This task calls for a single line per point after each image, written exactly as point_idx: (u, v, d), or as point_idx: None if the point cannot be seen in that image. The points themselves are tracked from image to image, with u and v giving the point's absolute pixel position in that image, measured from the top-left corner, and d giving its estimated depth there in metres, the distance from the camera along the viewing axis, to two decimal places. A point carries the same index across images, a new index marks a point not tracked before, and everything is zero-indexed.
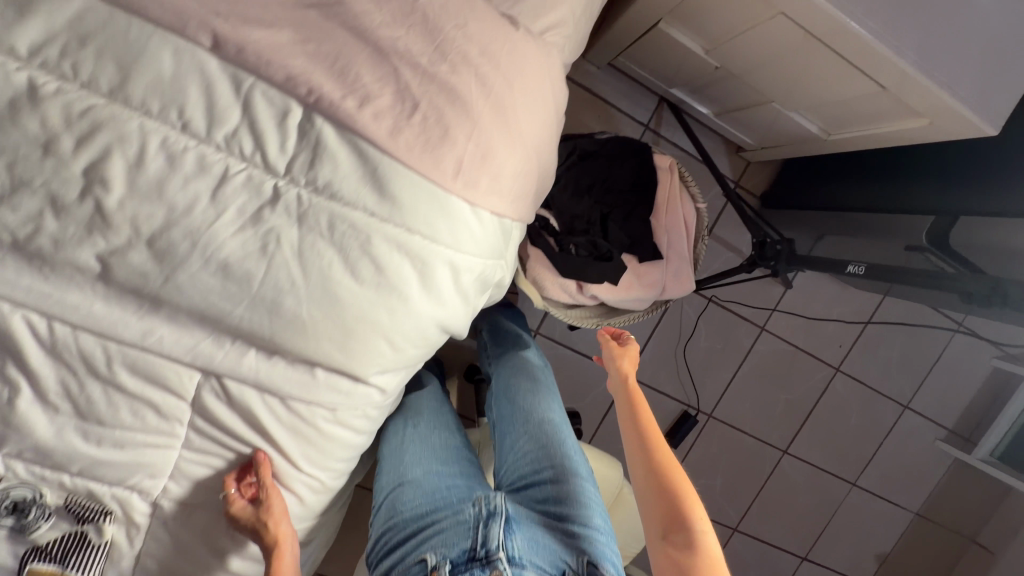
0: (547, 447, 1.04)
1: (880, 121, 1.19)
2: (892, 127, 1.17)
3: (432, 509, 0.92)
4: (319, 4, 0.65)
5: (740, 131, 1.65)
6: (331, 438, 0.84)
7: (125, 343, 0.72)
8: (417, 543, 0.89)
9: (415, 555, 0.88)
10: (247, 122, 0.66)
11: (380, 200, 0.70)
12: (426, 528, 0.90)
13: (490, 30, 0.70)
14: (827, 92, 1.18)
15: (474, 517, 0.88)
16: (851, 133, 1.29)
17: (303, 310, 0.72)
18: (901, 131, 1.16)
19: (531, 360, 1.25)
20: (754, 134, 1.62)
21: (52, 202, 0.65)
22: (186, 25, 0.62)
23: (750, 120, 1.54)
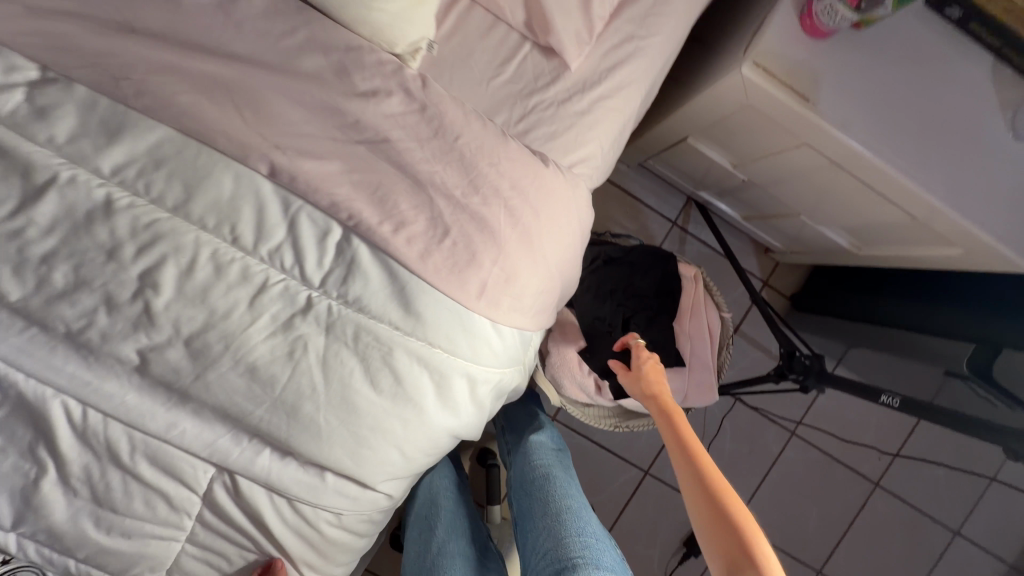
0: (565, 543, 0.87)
1: (910, 244, 1.18)
2: (924, 252, 1.16)
3: None
4: (367, 140, 0.71)
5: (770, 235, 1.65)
6: (334, 541, 0.83)
7: (150, 434, 0.75)
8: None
9: None
10: (290, 239, 0.72)
11: (404, 315, 0.73)
12: None
13: (521, 165, 0.75)
14: (855, 214, 1.19)
15: None
16: (880, 251, 1.28)
17: (320, 415, 0.74)
18: (933, 257, 1.15)
19: (546, 447, 1.11)
20: (783, 240, 1.62)
21: (108, 301, 0.71)
22: (249, 157, 0.69)
23: (778, 227, 1.55)
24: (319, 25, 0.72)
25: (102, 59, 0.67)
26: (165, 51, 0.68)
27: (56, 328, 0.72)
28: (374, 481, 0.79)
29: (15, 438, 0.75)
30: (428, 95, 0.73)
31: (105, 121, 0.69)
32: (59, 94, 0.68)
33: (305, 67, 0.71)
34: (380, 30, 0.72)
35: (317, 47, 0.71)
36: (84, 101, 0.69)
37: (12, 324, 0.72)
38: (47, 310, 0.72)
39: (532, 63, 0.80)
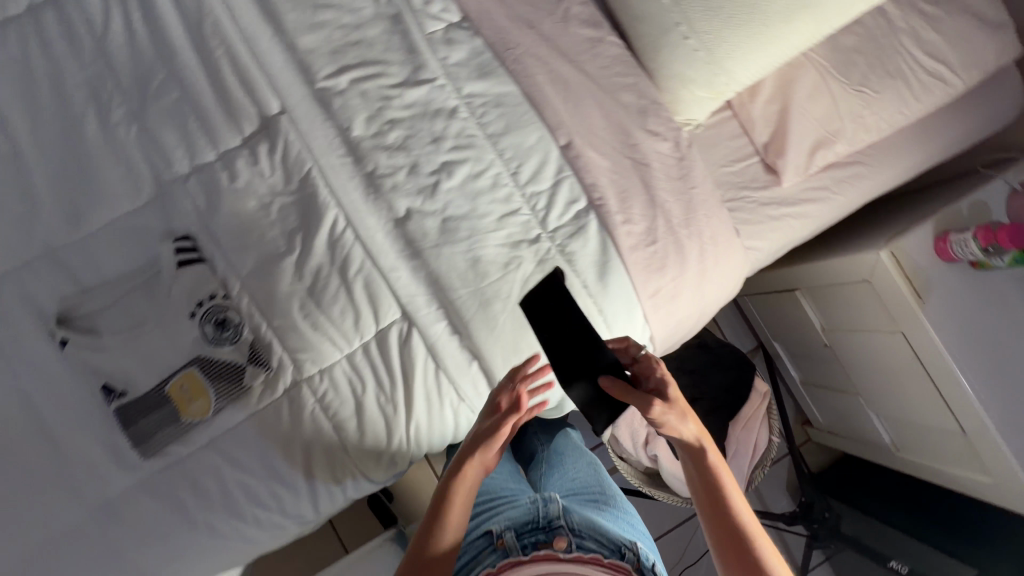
0: (598, 486, 1.09)
1: (946, 463, 1.36)
2: (957, 474, 1.33)
3: (494, 504, 1.02)
4: (635, 158, 0.98)
5: (820, 409, 1.84)
6: (443, 422, 0.99)
7: (376, 266, 0.97)
8: (484, 520, 0.98)
9: (478, 533, 0.94)
10: (549, 192, 0.98)
11: (596, 281, 0.96)
12: (488, 515, 0.99)
13: (722, 226, 1.00)
14: (910, 416, 1.39)
15: (532, 504, 0.93)
16: (916, 458, 1.46)
17: (501, 317, 0.96)
18: (963, 481, 1.32)
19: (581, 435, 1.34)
20: (828, 415, 1.80)
21: (412, 167, 0.97)
22: (556, 130, 0.98)
23: (830, 401, 1.74)
24: (643, 76, 1.00)
25: (503, 34, 1.00)
26: (541, 47, 1.00)
27: (367, 166, 0.98)
28: None
29: (286, 220, 0.97)
30: (687, 152, 0.99)
31: (482, 65, 0.99)
32: (465, 37, 1.00)
33: (620, 97, 0.99)
34: (675, 99, 0.99)
35: (633, 87, 1.00)
36: (476, 48, 1.00)
37: (340, 149, 0.98)
38: (370, 152, 0.98)
39: (752, 171, 1.05)
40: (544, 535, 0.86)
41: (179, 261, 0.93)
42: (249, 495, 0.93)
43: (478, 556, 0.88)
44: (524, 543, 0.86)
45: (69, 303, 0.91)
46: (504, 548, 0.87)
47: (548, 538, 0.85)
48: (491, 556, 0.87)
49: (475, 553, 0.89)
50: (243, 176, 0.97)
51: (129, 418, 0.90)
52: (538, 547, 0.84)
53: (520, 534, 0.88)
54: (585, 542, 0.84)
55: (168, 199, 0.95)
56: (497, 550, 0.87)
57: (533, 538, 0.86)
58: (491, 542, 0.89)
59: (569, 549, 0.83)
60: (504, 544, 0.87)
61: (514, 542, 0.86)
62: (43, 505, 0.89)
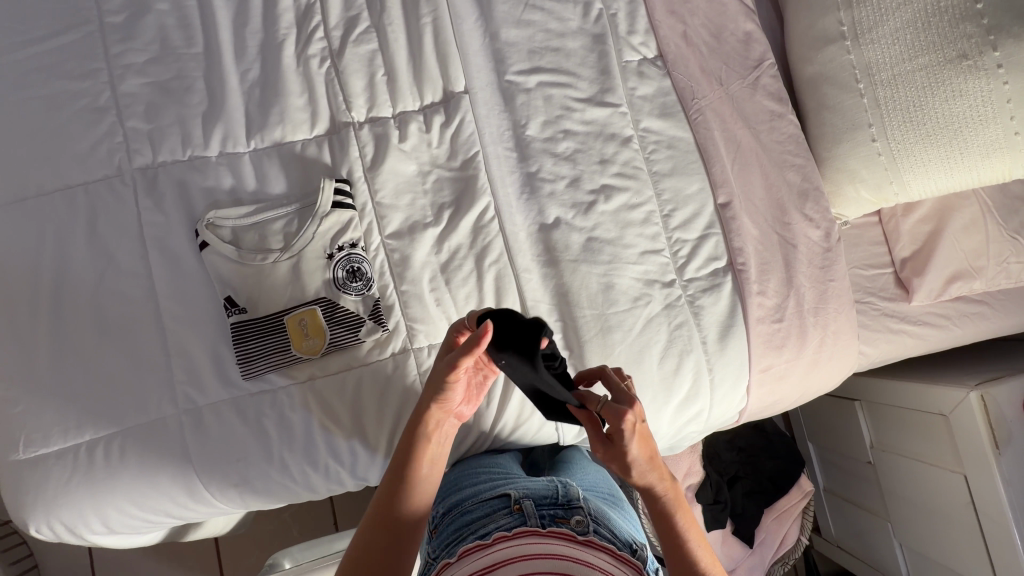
0: (608, 488, 1.03)
1: None
2: None
3: (509, 474, 0.95)
4: (784, 236, 1.00)
5: (833, 518, 1.74)
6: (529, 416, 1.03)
7: (512, 263, 0.97)
8: (498, 485, 0.90)
9: (491, 495, 0.87)
10: (695, 243, 0.99)
11: (716, 341, 0.97)
12: (503, 481, 0.92)
13: (847, 324, 1.01)
14: (941, 556, 1.36)
15: (551, 485, 0.87)
16: None
17: (618, 347, 0.95)
18: None
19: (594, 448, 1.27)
20: (839, 529, 1.73)
21: (573, 181, 0.99)
22: (719, 186, 1.00)
23: (847, 516, 1.68)
24: (812, 161, 1.02)
25: (693, 83, 1.03)
26: (724, 105, 1.03)
27: (530, 166, 0.99)
28: None
29: (439, 192, 0.98)
30: (834, 244, 1.01)
31: (665, 106, 1.02)
32: (656, 75, 1.03)
33: (785, 173, 1.02)
34: (837, 191, 1.02)
35: (800, 169, 1.02)
36: (663, 88, 1.03)
37: (509, 142, 1.00)
38: (536, 154, 1.00)
39: (883, 281, 1.07)
40: (562, 512, 0.79)
41: (333, 202, 0.92)
42: (329, 444, 0.93)
43: (491, 514, 0.81)
44: (542, 513, 0.78)
45: (219, 213, 0.91)
46: (521, 511, 0.78)
47: (567, 515, 0.78)
48: (505, 517, 0.79)
49: (489, 511, 0.82)
50: (413, 138, 0.98)
51: (243, 336, 0.90)
52: (555, 521, 0.76)
53: (539, 505, 0.81)
54: (600, 530, 0.78)
55: (338, 141, 0.97)
56: (512, 513, 0.79)
57: (551, 511, 0.79)
58: (507, 505, 0.82)
59: (585, 529, 0.75)
60: (522, 509, 0.79)
61: (533, 510, 0.78)
62: (138, 393, 0.89)
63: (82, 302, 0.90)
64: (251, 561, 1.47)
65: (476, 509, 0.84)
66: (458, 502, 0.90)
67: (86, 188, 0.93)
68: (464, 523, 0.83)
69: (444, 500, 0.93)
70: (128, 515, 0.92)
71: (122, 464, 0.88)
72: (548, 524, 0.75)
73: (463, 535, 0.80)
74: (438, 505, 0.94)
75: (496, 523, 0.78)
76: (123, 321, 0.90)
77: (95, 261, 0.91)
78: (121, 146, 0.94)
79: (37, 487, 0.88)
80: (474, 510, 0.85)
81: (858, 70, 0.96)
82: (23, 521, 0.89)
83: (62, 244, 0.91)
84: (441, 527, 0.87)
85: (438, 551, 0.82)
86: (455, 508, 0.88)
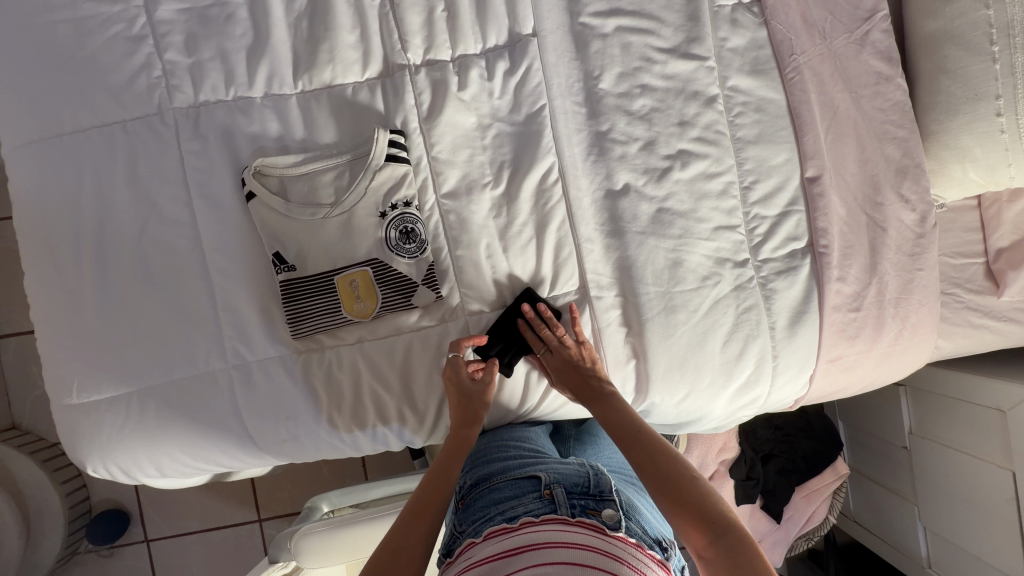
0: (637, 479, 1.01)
1: None
2: None
3: (541, 454, 0.93)
4: (873, 218, 0.91)
5: (854, 494, 1.73)
6: None
7: (573, 232, 0.90)
8: (528, 463, 0.89)
9: (522, 474, 0.85)
10: (775, 220, 0.91)
11: (785, 327, 0.92)
12: (533, 460, 0.90)
13: (928, 317, 0.94)
14: (968, 543, 1.34)
15: (582, 473, 0.85)
16: None
17: (682, 328, 0.90)
18: None
19: None
20: (859, 505, 1.72)
21: (648, 144, 0.90)
22: (809, 158, 0.90)
23: (869, 495, 1.67)
24: (917, 134, 0.91)
25: (793, 35, 0.90)
26: (826, 63, 0.91)
27: (601, 125, 0.90)
28: (650, 397, 0.94)
29: (499, 149, 0.90)
30: (929, 231, 0.92)
31: (757, 61, 0.91)
32: (750, 24, 0.91)
33: (884, 147, 0.92)
34: (940, 170, 0.93)
35: (902, 143, 0.91)
36: (757, 41, 0.91)
37: (578, 96, 0.90)
38: (608, 111, 0.90)
39: (972, 271, 0.99)
40: (593, 503, 0.76)
41: (387, 155, 0.85)
42: (377, 407, 0.92)
43: (520, 497, 0.78)
44: (573, 503, 0.75)
45: (266, 161, 0.85)
46: (551, 498, 0.76)
47: (597, 508, 0.75)
48: (535, 501, 0.76)
49: (517, 493, 0.80)
50: (474, 86, 0.89)
51: (293, 295, 0.86)
52: (586, 512, 0.74)
53: (570, 493, 0.78)
54: (632, 526, 0.74)
55: (392, 86, 0.89)
56: (542, 498, 0.77)
57: (582, 501, 0.76)
58: (537, 489, 0.80)
59: (616, 524, 0.72)
60: (553, 496, 0.76)
61: (564, 499, 0.76)
62: (186, 346, 0.87)
63: (126, 250, 0.86)
64: (286, 495, 1.54)
65: (505, 488, 0.83)
66: (486, 476, 0.88)
67: (124, 127, 0.87)
68: (493, 501, 0.81)
69: (472, 472, 0.92)
70: (178, 463, 0.93)
71: (173, 416, 0.88)
72: (578, 514, 0.72)
73: (489, 513, 0.78)
74: (465, 475, 0.93)
75: (526, 507, 0.75)
76: (170, 271, 0.87)
77: (137, 207, 0.86)
78: (159, 82, 0.86)
79: (91, 432, 0.89)
80: (503, 488, 0.83)
81: (996, 29, 0.84)
82: (81, 461, 0.91)
83: (102, 187, 0.86)
84: (470, 500, 0.86)
85: (465, 526, 0.80)
86: (483, 483, 0.86)
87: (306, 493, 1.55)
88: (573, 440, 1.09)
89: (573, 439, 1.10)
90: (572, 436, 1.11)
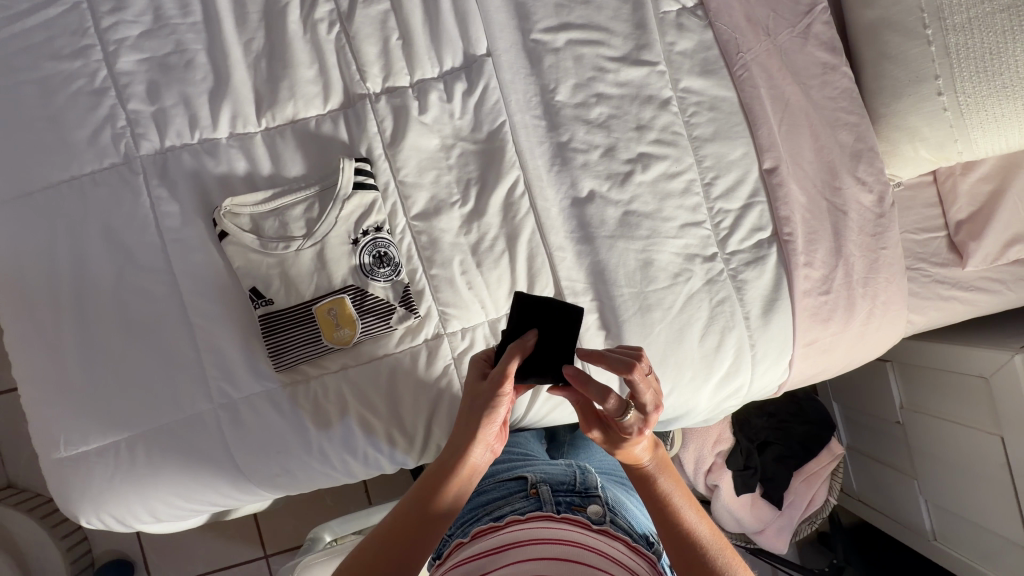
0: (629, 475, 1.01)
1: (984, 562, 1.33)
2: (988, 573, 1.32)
3: (529, 458, 0.94)
4: (833, 202, 0.94)
5: (855, 473, 1.74)
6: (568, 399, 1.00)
7: (544, 241, 0.92)
8: (517, 466, 0.89)
9: (509, 475, 0.86)
10: (738, 213, 0.93)
11: (760, 316, 0.94)
12: (521, 463, 0.90)
13: (897, 293, 0.97)
14: (967, 512, 1.34)
15: (568, 472, 0.86)
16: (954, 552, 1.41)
17: (659, 326, 0.92)
18: None
19: None
20: (860, 482, 1.72)
21: (608, 150, 0.92)
22: (766, 150, 0.93)
23: (869, 471, 1.67)
24: (867, 118, 0.95)
25: (737, 34, 0.93)
26: (772, 59, 0.94)
27: (561, 136, 0.92)
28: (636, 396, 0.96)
29: (464, 168, 0.92)
30: (888, 209, 0.95)
31: (706, 62, 0.94)
32: (696, 27, 0.94)
33: (837, 133, 0.94)
34: (893, 151, 0.96)
35: (853, 128, 0.94)
36: (704, 42, 0.94)
37: (537, 110, 0.93)
38: (567, 122, 0.92)
39: (935, 245, 1.01)
40: (579, 500, 0.77)
41: (354, 183, 0.87)
42: (366, 432, 0.92)
43: (507, 497, 0.79)
44: (559, 500, 0.76)
45: (235, 200, 0.86)
46: (537, 496, 0.76)
47: (583, 504, 0.76)
48: (521, 500, 0.77)
49: (504, 493, 0.81)
50: (434, 109, 0.91)
51: (273, 327, 0.87)
52: (571, 509, 0.75)
53: (556, 491, 0.79)
54: (617, 519, 0.75)
55: (354, 116, 0.91)
56: (528, 497, 0.78)
57: (568, 497, 0.77)
58: (524, 489, 0.81)
59: (601, 519, 0.73)
60: (539, 494, 0.77)
61: (551, 497, 0.76)
62: (172, 390, 0.88)
63: (104, 300, 0.87)
64: (290, 526, 1.53)
65: (493, 490, 0.83)
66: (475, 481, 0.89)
67: (93, 178, 0.88)
68: (481, 503, 0.81)
69: None
70: (172, 507, 0.93)
71: (163, 460, 0.88)
72: (563, 510, 0.73)
73: (477, 515, 0.79)
74: None
75: (512, 506, 0.76)
76: (150, 317, 0.87)
77: (111, 257, 0.87)
78: (124, 132, 0.88)
79: (83, 484, 0.89)
80: (491, 490, 0.84)
81: (927, 13, 0.88)
82: (75, 514, 0.91)
83: (76, 240, 0.87)
84: None
85: (455, 528, 0.81)
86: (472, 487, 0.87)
87: (309, 525, 1.54)
88: (568, 445, 1.09)
89: (567, 444, 1.10)
90: (565, 443, 1.11)
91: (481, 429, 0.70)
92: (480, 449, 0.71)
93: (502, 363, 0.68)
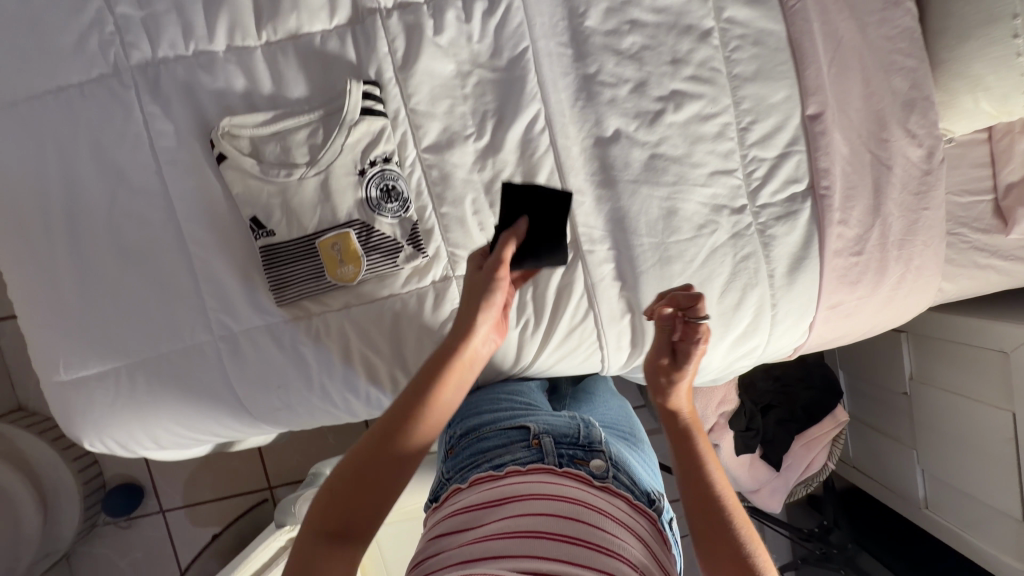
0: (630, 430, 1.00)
1: (973, 531, 1.35)
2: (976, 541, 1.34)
3: (532, 407, 0.91)
4: (878, 155, 0.87)
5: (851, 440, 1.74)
6: (575, 347, 0.93)
7: (563, 183, 0.86)
8: (519, 414, 0.87)
9: (511, 423, 0.84)
10: (774, 162, 0.86)
11: (785, 274, 0.89)
12: (523, 411, 0.88)
13: (933, 258, 0.91)
14: (964, 483, 1.35)
15: (572, 424, 0.84)
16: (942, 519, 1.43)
17: (678, 279, 0.88)
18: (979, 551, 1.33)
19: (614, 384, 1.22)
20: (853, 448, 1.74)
21: (639, 85, 0.85)
22: (811, 94, 0.84)
23: (866, 439, 1.68)
24: (926, 63, 0.86)
25: None
26: None
27: (589, 68, 0.84)
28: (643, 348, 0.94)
29: (481, 99, 0.85)
30: (935, 166, 0.88)
31: None
32: None
33: (891, 79, 0.86)
34: (950, 102, 0.88)
35: (910, 73, 0.86)
36: None
37: (564, 36, 0.84)
38: (596, 52, 0.84)
39: (979, 210, 0.95)
40: (582, 453, 0.75)
41: (362, 108, 0.80)
42: (369, 372, 0.90)
43: (508, 446, 0.78)
44: (561, 452, 0.74)
45: (234, 121, 0.80)
46: (539, 447, 0.75)
47: (585, 458, 0.74)
48: (522, 450, 0.75)
49: (505, 442, 0.79)
50: (451, 29, 0.83)
51: (274, 260, 0.83)
52: (573, 462, 0.73)
53: (559, 442, 0.76)
54: (619, 476, 0.73)
55: (363, 33, 0.83)
56: (529, 447, 0.76)
57: (570, 450, 0.75)
58: (526, 438, 0.79)
59: (603, 475, 0.71)
60: (541, 445, 0.75)
61: (553, 449, 0.74)
62: (171, 320, 0.85)
63: (98, 223, 0.83)
64: (293, 461, 1.56)
65: (493, 437, 0.81)
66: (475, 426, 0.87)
67: (81, 90, 0.81)
68: (481, 449, 0.80)
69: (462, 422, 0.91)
70: (175, 435, 0.93)
71: (164, 389, 0.87)
72: (566, 463, 0.71)
73: (476, 461, 0.78)
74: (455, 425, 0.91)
75: (513, 456, 0.74)
76: (147, 243, 0.84)
77: (104, 177, 0.82)
78: (113, 39, 0.81)
79: (84, 409, 0.88)
80: (492, 437, 0.82)
81: None
82: (78, 437, 0.91)
83: (66, 157, 0.82)
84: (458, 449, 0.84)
85: (452, 472, 0.80)
86: (472, 432, 0.85)
87: (312, 461, 1.56)
88: (569, 398, 1.07)
89: (569, 397, 1.07)
90: (567, 395, 1.08)
91: (480, 315, 0.68)
92: (479, 338, 0.68)
93: (499, 249, 0.67)
